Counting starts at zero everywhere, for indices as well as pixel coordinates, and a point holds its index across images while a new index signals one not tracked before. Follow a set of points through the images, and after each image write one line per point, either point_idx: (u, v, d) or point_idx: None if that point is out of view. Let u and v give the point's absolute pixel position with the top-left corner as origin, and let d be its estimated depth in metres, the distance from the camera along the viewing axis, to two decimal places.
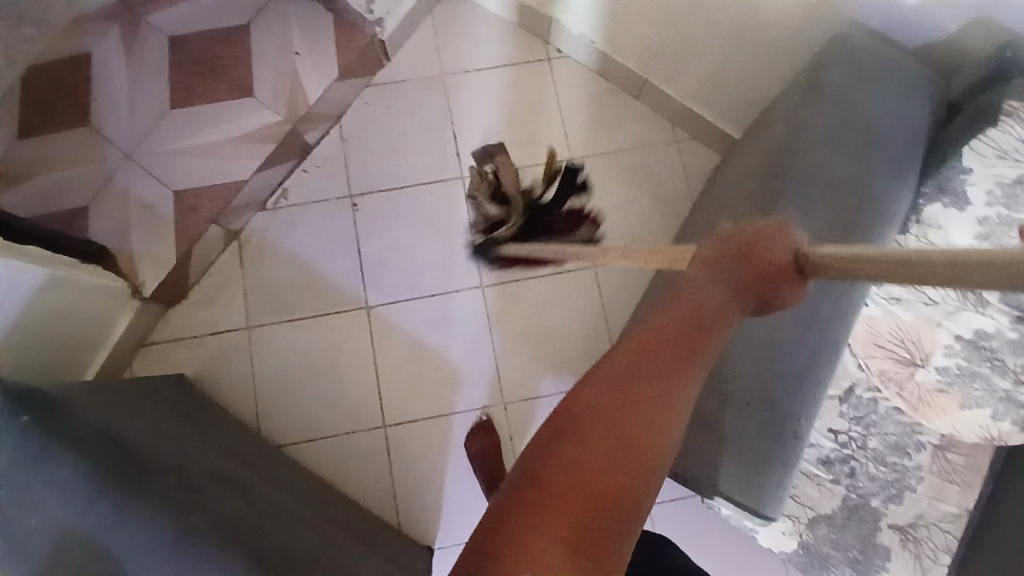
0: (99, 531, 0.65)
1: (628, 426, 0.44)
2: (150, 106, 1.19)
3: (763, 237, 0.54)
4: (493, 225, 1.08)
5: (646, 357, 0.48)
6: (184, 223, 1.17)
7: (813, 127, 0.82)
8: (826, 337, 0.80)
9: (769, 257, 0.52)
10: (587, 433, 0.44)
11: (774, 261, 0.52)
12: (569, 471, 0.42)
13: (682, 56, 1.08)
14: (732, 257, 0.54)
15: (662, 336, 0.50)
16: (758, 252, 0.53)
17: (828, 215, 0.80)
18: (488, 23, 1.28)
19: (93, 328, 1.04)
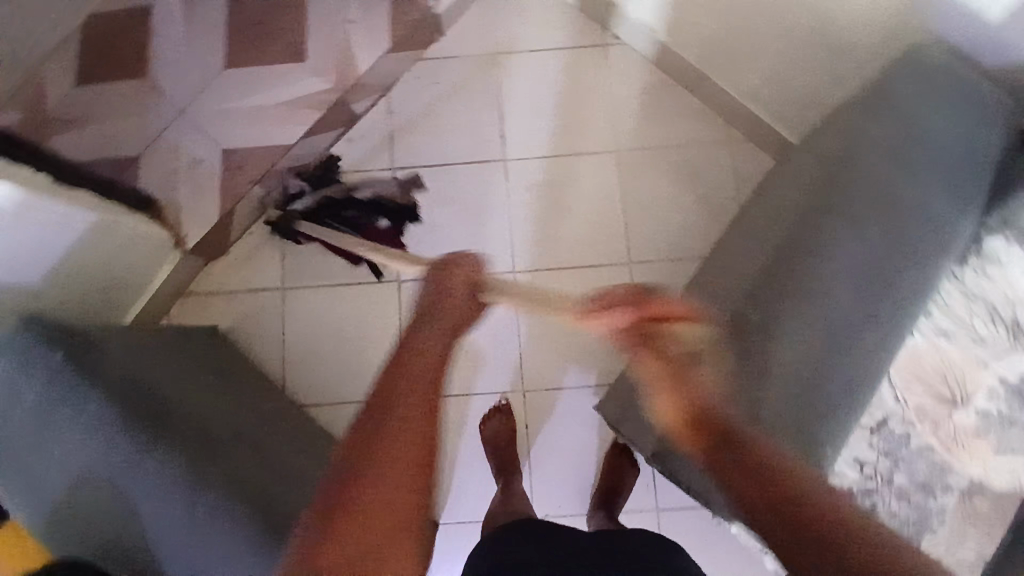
0: (115, 463, 0.75)
1: (404, 449, 0.57)
2: (206, 63, 1.22)
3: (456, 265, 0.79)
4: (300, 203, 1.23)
5: (409, 391, 0.62)
6: (229, 182, 1.19)
7: (877, 142, 0.77)
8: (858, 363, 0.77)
9: (456, 282, 0.78)
10: (377, 463, 0.56)
11: (462, 288, 0.78)
12: (370, 491, 0.54)
13: (741, 53, 1.04)
14: (442, 278, 0.78)
15: (430, 342, 0.69)
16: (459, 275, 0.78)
17: (885, 239, 0.76)
18: (546, 4, 1.25)
19: (132, 275, 1.10)
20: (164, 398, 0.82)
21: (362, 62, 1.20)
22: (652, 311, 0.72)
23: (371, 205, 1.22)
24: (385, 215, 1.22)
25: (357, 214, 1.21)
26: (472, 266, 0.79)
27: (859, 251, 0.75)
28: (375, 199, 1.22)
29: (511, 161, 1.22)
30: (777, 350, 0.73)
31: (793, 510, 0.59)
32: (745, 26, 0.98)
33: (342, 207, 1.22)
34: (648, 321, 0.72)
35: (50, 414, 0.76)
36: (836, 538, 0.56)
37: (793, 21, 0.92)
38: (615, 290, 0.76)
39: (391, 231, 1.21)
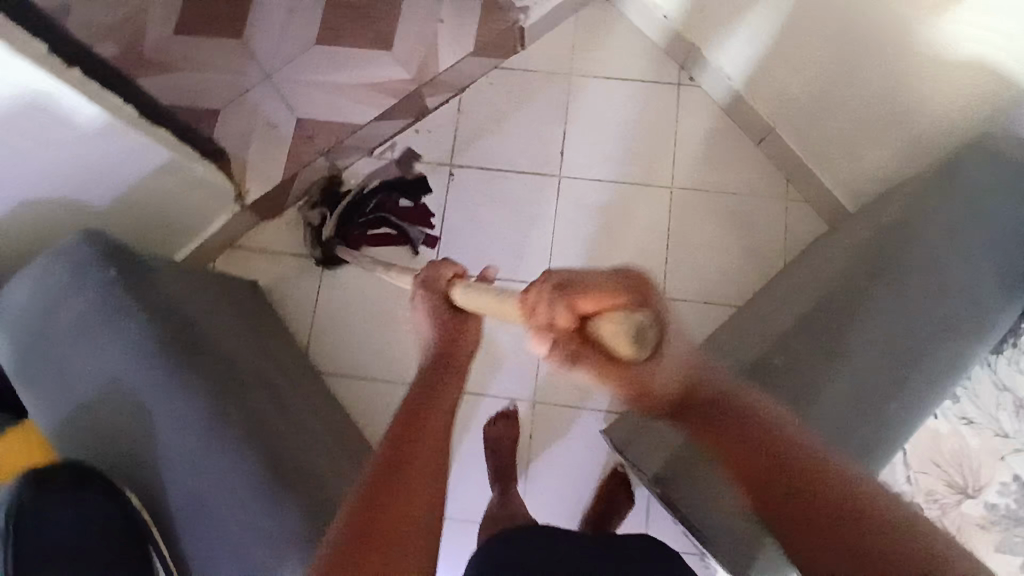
0: (142, 384, 0.80)
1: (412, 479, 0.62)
2: (300, 38, 1.30)
3: (432, 272, 0.78)
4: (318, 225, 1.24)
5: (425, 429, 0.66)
6: (298, 149, 1.25)
7: (932, 221, 0.77)
8: (883, 438, 0.75)
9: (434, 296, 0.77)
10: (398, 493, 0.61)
11: (436, 300, 0.77)
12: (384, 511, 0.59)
13: (814, 113, 1.05)
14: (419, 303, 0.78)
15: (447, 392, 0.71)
16: (432, 291, 0.77)
17: (928, 313, 0.75)
18: (630, 35, 1.29)
19: (192, 218, 1.15)
20: (202, 333, 0.87)
21: (443, 61, 1.26)
22: (570, 308, 0.54)
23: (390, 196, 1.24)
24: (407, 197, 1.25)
25: (375, 210, 1.23)
26: (450, 272, 0.77)
27: (905, 320, 0.74)
28: (381, 182, 1.24)
29: (566, 177, 1.25)
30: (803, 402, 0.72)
31: (772, 468, 0.58)
32: (821, 87, 1.00)
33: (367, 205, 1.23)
34: (569, 318, 0.54)
35: (93, 326, 0.82)
36: (835, 502, 0.54)
37: (868, 92, 0.93)
38: (535, 284, 0.58)
39: (418, 208, 1.25)
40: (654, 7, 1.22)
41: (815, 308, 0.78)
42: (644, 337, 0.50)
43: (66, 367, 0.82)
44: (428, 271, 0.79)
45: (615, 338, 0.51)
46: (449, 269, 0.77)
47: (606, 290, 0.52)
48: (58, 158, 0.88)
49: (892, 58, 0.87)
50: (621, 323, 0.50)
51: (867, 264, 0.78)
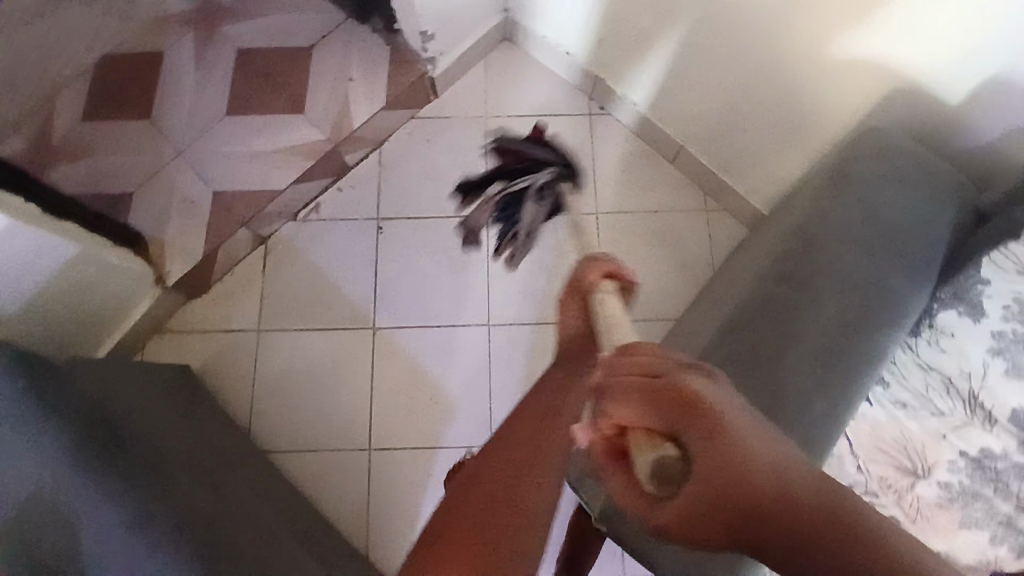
0: (61, 498, 0.70)
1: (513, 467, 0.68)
2: (210, 110, 1.29)
3: (584, 267, 0.72)
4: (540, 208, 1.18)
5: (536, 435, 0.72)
6: (217, 221, 1.22)
7: (838, 223, 0.74)
8: None
9: (569, 306, 0.74)
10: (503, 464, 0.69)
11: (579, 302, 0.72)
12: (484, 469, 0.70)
13: (721, 129, 1.09)
14: (565, 301, 0.75)
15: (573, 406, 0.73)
16: (568, 303, 0.75)
17: (846, 315, 0.71)
18: (539, 73, 1.32)
19: (113, 308, 1.10)
20: (123, 432, 0.81)
21: (357, 117, 1.26)
22: (608, 417, 0.41)
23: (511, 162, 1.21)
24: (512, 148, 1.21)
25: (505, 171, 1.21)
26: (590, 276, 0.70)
27: (822, 326, 0.70)
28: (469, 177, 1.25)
29: None
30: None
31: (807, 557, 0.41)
32: (720, 101, 1.04)
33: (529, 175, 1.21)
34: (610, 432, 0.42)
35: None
36: None
37: (762, 100, 0.97)
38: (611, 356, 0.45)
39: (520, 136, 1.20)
40: (557, 44, 1.26)
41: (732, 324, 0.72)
42: (669, 473, 0.39)
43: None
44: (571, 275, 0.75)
45: (644, 467, 0.40)
46: (597, 270, 0.70)
47: (637, 411, 0.39)
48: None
49: (780, 65, 0.91)
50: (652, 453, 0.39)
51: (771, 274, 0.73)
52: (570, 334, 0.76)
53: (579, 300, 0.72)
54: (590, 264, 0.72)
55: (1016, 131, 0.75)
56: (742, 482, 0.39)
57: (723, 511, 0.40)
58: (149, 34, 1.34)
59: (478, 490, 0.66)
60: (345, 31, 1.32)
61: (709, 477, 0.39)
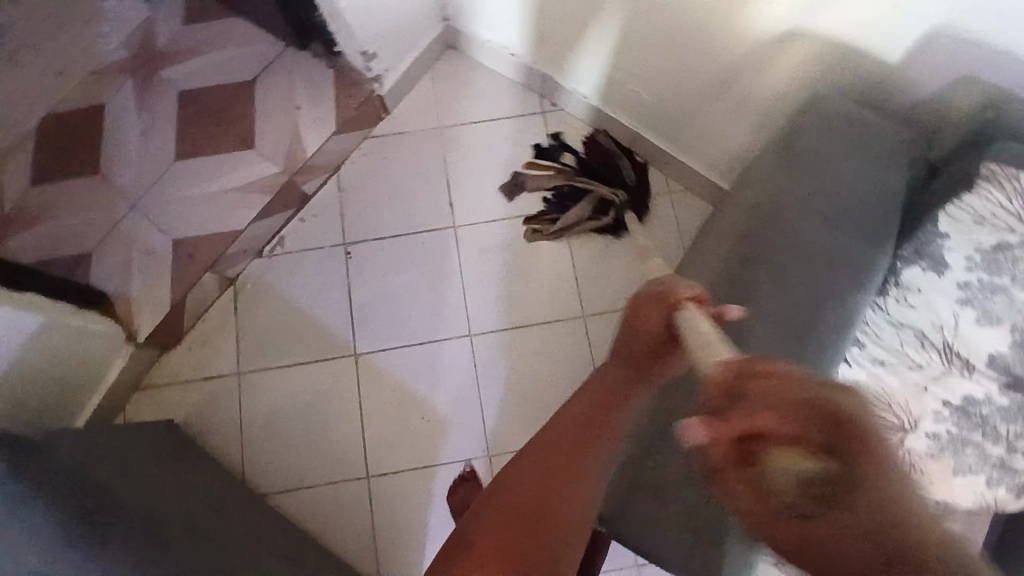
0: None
1: (546, 488, 0.54)
2: (159, 158, 1.26)
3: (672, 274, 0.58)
4: (601, 209, 1.20)
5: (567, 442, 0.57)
6: (181, 269, 1.19)
7: (794, 197, 0.74)
8: None
9: (650, 320, 0.57)
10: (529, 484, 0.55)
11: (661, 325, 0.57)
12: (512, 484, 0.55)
13: (673, 111, 1.09)
14: (638, 304, 0.58)
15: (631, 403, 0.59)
16: (644, 315, 0.57)
17: (815, 283, 0.71)
18: (487, 77, 1.32)
19: (85, 374, 1.07)
20: (113, 497, 0.78)
21: (310, 146, 1.25)
22: (748, 415, 0.37)
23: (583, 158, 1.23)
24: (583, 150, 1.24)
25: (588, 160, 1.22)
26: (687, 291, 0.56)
27: (792, 299, 0.70)
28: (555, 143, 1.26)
29: (462, 226, 1.24)
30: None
31: None
32: (668, 84, 1.04)
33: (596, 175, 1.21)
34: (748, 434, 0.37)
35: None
36: None
37: (707, 77, 0.98)
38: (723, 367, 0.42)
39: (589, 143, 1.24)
40: (501, 47, 1.25)
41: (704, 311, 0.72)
42: (815, 488, 0.35)
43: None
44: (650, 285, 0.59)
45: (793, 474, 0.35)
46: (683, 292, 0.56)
47: (778, 413, 0.36)
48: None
49: (721, 43, 0.91)
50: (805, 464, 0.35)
51: (736, 253, 0.73)
52: (635, 344, 0.59)
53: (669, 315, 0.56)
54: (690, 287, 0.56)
55: (955, 81, 0.76)
56: (887, 515, 0.35)
57: (871, 547, 0.35)
58: (86, 88, 1.31)
59: (505, 525, 0.52)
60: (286, 60, 1.30)
61: (861, 507, 0.34)
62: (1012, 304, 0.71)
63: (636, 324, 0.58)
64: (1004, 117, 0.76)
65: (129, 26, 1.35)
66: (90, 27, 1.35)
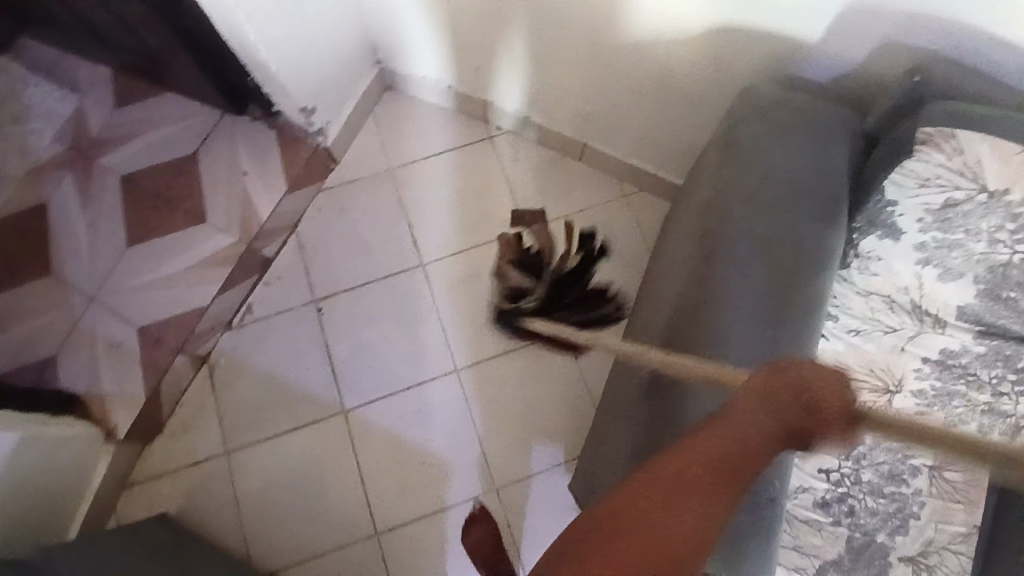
0: None
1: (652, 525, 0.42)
2: (111, 247, 1.23)
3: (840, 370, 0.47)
4: (514, 295, 1.21)
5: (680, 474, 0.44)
6: (151, 355, 1.17)
7: (741, 189, 0.75)
8: None
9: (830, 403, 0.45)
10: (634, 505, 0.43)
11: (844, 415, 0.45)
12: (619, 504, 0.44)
13: (614, 120, 1.11)
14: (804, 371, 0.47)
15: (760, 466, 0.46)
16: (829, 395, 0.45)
17: (773, 269, 0.72)
18: (428, 113, 1.32)
19: (68, 481, 1.03)
20: None
21: (262, 210, 1.24)
22: None
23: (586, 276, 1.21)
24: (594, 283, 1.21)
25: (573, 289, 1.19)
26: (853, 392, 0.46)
27: (755, 288, 0.71)
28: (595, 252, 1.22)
29: (429, 263, 1.24)
30: (702, 404, 0.67)
31: None
32: (603, 95, 1.06)
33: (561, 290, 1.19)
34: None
35: None
36: None
37: (640, 81, 0.99)
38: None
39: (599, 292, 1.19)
40: (437, 82, 1.27)
41: (675, 323, 0.72)
42: None
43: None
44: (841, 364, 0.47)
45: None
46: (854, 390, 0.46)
47: None
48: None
49: (649, 48, 0.92)
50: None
51: (698, 252, 0.75)
52: (799, 410, 0.46)
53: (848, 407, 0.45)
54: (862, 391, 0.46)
55: (875, 50, 0.78)
56: None
57: None
58: (25, 188, 1.29)
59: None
60: (225, 128, 1.29)
61: None
62: (969, 257, 0.73)
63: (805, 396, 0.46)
64: (930, 78, 0.74)
65: (59, 120, 1.33)
66: (20, 126, 1.33)
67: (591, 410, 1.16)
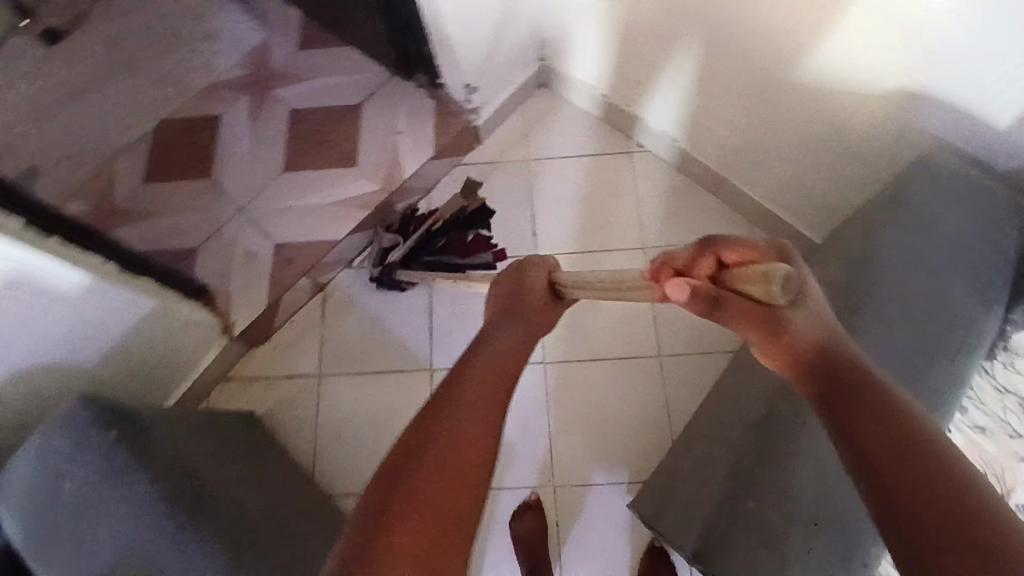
0: (154, 551, 0.73)
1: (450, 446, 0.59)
2: (266, 168, 1.36)
3: (528, 270, 0.81)
4: (386, 252, 1.28)
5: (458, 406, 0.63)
6: (277, 272, 1.27)
7: (891, 249, 0.78)
8: None
9: (536, 281, 0.80)
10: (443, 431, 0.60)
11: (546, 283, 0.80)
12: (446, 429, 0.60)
13: (763, 161, 1.13)
14: (520, 274, 0.80)
15: (504, 342, 0.72)
16: (531, 278, 0.80)
17: (916, 332, 0.74)
18: (576, 116, 1.38)
19: (183, 359, 1.15)
20: (209, 483, 0.84)
21: (407, 167, 1.32)
22: (715, 253, 0.55)
23: (458, 226, 1.30)
24: (472, 228, 1.31)
25: (451, 238, 1.29)
26: (538, 269, 0.81)
27: (891, 345, 0.73)
28: (483, 214, 1.32)
29: (542, 256, 1.28)
30: None
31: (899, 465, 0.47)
32: (754, 129, 1.08)
33: (431, 240, 1.28)
34: (690, 254, 0.57)
35: (98, 497, 0.75)
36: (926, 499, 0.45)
37: (804, 131, 1.01)
38: (679, 260, 0.58)
39: (487, 236, 1.31)
40: (594, 88, 1.32)
41: None
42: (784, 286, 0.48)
43: (57, 543, 0.75)
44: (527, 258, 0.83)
45: (750, 282, 0.50)
46: (540, 267, 0.82)
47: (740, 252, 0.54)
48: (33, 337, 0.87)
49: (824, 98, 0.94)
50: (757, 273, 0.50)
51: (838, 298, 0.77)
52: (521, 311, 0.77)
53: (546, 276, 0.81)
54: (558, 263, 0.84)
55: None
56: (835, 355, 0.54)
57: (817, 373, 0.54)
58: (204, 101, 1.44)
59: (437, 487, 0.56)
60: (390, 87, 1.40)
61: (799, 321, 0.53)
62: None
63: (511, 294, 0.79)
64: None
65: (248, 47, 1.48)
66: (214, 47, 1.49)
67: (667, 441, 1.16)
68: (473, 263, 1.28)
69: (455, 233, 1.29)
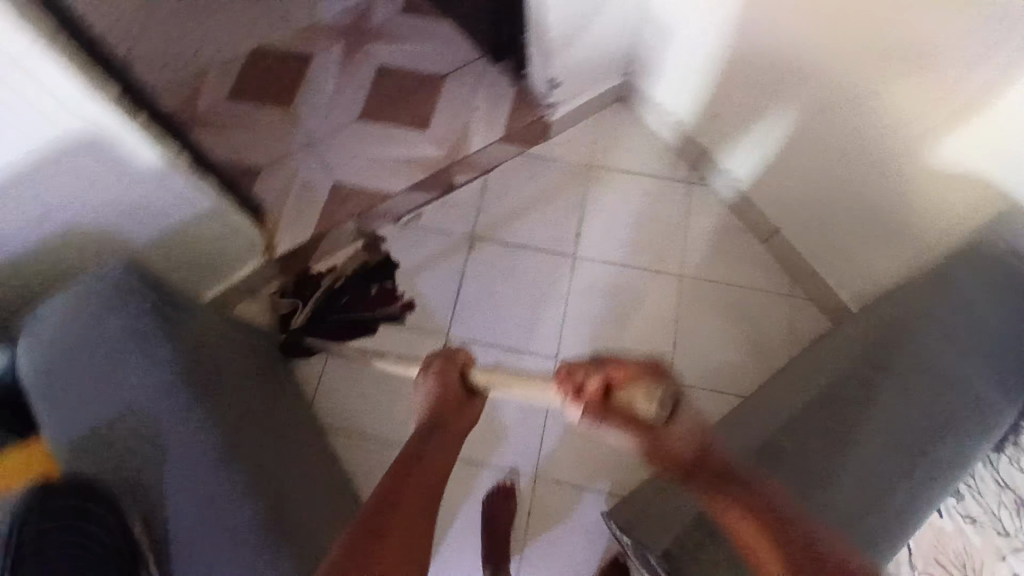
0: (160, 416, 0.78)
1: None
2: (343, 112, 1.42)
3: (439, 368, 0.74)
4: (286, 315, 1.26)
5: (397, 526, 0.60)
6: (328, 209, 1.32)
7: (930, 321, 0.81)
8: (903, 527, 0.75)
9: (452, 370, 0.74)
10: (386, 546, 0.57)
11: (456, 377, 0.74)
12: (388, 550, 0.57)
13: (820, 222, 1.14)
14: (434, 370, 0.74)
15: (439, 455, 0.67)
16: (451, 365, 0.74)
17: (935, 407, 0.77)
18: (647, 136, 1.40)
19: (225, 261, 1.20)
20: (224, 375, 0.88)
21: (473, 144, 1.37)
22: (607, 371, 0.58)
23: (362, 280, 1.29)
24: (375, 282, 1.29)
25: (352, 297, 1.27)
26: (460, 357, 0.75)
27: (912, 414, 0.77)
28: (388, 266, 1.30)
29: (581, 259, 1.31)
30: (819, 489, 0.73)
31: None
32: (820, 187, 1.10)
33: (332, 299, 1.27)
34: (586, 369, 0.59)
35: (121, 352, 0.80)
36: None
37: (867, 201, 1.02)
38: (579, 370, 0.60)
39: (391, 288, 1.29)
40: (671, 115, 1.34)
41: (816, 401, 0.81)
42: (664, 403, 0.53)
43: (76, 387, 0.79)
44: (446, 348, 0.77)
45: (640, 406, 0.54)
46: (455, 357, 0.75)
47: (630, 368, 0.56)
48: (102, 199, 0.93)
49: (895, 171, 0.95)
50: (646, 395, 0.54)
51: (869, 359, 0.81)
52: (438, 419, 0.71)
53: (466, 362, 0.75)
54: (471, 356, 0.75)
55: None
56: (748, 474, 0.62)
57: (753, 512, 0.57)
58: (301, 37, 1.51)
59: None
60: (477, 66, 1.45)
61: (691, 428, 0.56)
62: None
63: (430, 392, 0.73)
64: None
65: None
66: None
67: None
68: (378, 316, 1.27)
69: (358, 289, 1.28)
